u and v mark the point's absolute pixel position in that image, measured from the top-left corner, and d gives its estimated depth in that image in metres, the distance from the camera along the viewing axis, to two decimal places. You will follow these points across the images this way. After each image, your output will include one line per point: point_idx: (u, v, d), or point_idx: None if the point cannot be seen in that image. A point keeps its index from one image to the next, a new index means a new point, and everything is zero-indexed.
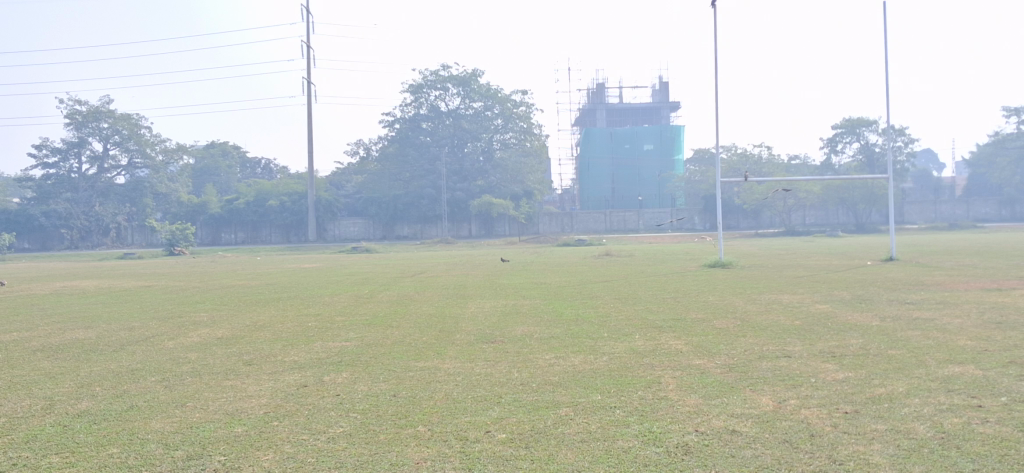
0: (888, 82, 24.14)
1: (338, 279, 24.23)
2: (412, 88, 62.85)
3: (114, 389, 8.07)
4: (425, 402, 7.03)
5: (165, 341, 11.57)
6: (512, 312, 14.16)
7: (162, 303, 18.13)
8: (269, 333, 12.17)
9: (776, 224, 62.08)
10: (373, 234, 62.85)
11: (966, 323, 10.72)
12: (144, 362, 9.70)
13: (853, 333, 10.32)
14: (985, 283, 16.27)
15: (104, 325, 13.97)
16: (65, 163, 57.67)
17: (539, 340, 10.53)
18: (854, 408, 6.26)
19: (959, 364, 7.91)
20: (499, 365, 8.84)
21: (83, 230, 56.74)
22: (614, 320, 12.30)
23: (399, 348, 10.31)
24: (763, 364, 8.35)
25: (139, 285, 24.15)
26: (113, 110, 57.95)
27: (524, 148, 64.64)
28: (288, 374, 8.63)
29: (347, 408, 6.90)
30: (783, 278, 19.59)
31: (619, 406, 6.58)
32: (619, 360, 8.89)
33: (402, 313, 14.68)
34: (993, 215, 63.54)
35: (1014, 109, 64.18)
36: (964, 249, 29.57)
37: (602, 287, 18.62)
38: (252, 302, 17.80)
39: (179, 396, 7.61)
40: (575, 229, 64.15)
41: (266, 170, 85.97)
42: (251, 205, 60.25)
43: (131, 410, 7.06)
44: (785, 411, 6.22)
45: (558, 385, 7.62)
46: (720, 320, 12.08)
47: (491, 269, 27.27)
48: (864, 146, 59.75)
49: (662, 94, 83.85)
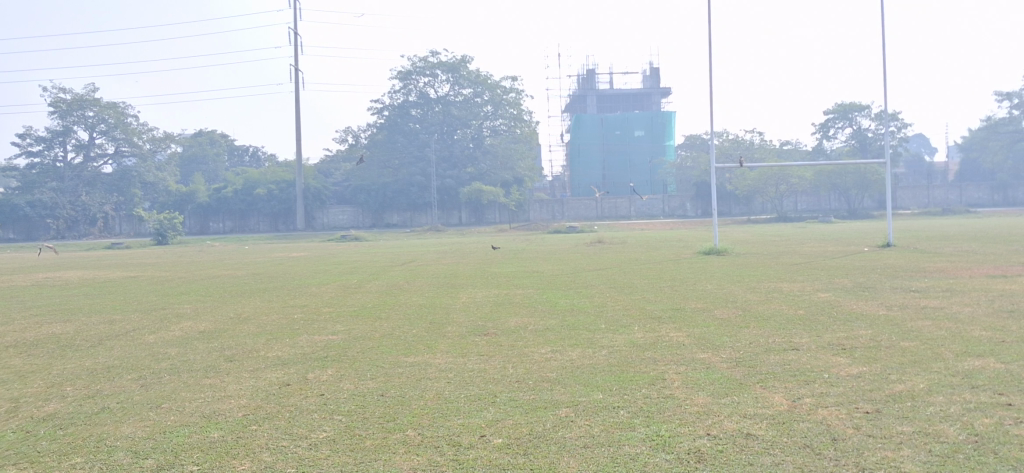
0: (885, 64, 23.75)
1: (326, 269, 23.72)
2: (400, 75, 62.29)
3: (85, 389, 7.59)
4: (415, 403, 6.59)
5: (145, 334, 11.14)
6: (505, 302, 13.72)
7: (146, 295, 17.61)
8: (252, 326, 11.71)
9: (768, 210, 61.65)
10: (362, 223, 62.14)
11: (977, 312, 10.35)
12: (122, 359, 9.23)
13: (861, 323, 9.92)
14: (988, 270, 15.90)
15: (83, 318, 13.51)
16: (49, 152, 57.04)
17: (533, 332, 10.13)
18: (874, 407, 5.85)
19: (980, 357, 7.51)
20: (492, 361, 8.40)
21: (69, 220, 55.84)
22: (611, 310, 11.92)
23: (389, 341, 9.88)
24: (771, 358, 7.94)
25: (124, 276, 23.63)
26: (99, 98, 57.19)
27: (513, 135, 64.13)
28: (269, 371, 8.19)
29: (332, 409, 6.46)
30: (781, 266, 19.18)
31: (622, 406, 6.16)
32: (619, 354, 8.47)
33: (391, 304, 14.20)
34: (985, 200, 62.96)
35: (1006, 93, 63.95)
36: (959, 235, 29.28)
37: (597, 276, 18.21)
38: (239, 293, 17.37)
39: (154, 396, 7.15)
40: (566, 216, 63.65)
41: (254, 158, 85.27)
42: (239, 194, 59.74)
43: (101, 413, 6.58)
44: (802, 411, 5.81)
45: (555, 382, 7.18)
46: (720, 310, 11.69)
47: (483, 258, 26.78)
48: (856, 131, 59.49)
49: (653, 79, 83.14)
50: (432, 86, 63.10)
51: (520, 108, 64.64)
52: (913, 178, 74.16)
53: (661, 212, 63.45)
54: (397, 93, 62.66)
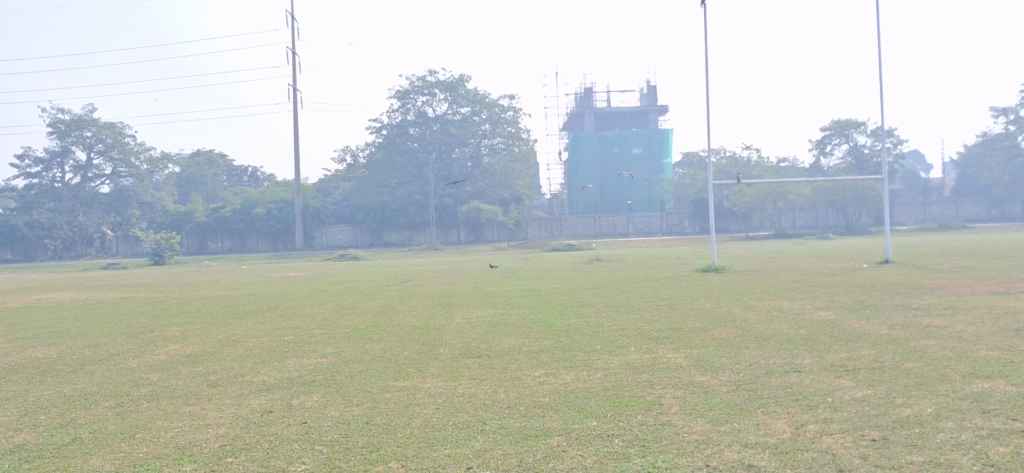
0: (881, 80, 23.63)
1: (322, 289, 23.45)
2: (399, 94, 62.26)
3: (59, 418, 7.29)
4: (401, 432, 6.30)
5: (129, 359, 10.83)
6: (500, 323, 13.38)
7: (136, 317, 17.27)
8: (240, 349, 11.44)
9: (766, 227, 61.50)
10: (361, 241, 61.80)
11: (982, 331, 10.04)
12: (100, 385, 8.94)
13: (864, 343, 9.60)
14: (990, 286, 15.63)
15: (68, 341, 13.23)
16: (47, 172, 56.70)
17: (528, 354, 9.83)
18: (881, 434, 5.57)
19: (989, 379, 7.23)
20: (484, 385, 8.11)
21: (67, 240, 55.86)
22: (608, 331, 11.61)
23: (378, 364, 9.60)
24: (772, 380, 7.66)
25: (117, 296, 23.25)
26: (97, 118, 56.84)
27: (511, 153, 63.86)
28: (252, 398, 7.90)
29: (313, 439, 6.17)
30: (780, 283, 18.93)
31: (616, 435, 5.88)
32: (614, 377, 8.19)
33: (385, 325, 13.88)
34: (983, 215, 62.92)
35: (1002, 109, 63.84)
36: (959, 250, 29.00)
37: (594, 295, 17.95)
38: (230, 314, 17.07)
39: (128, 426, 6.84)
40: (564, 234, 63.27)
41: (252, 178, 85.15)
42: (237, 214, 59.55)
43: (71, 444, 6.29)
44: (806, 439, 5.53)
45: (548, 408, 6.90)
46: (719, 330, 11.38)
47: (480, 276, 26.46)
48: (852, 148, 59.40)
49: (650, 97, 83.11)
50: (430, 105, 63.06)
51: (517, 126, 64.52)
52: (910, 193, 73.92)
53: (660, 229, 63.37)
54: (396, 112, 62.72)
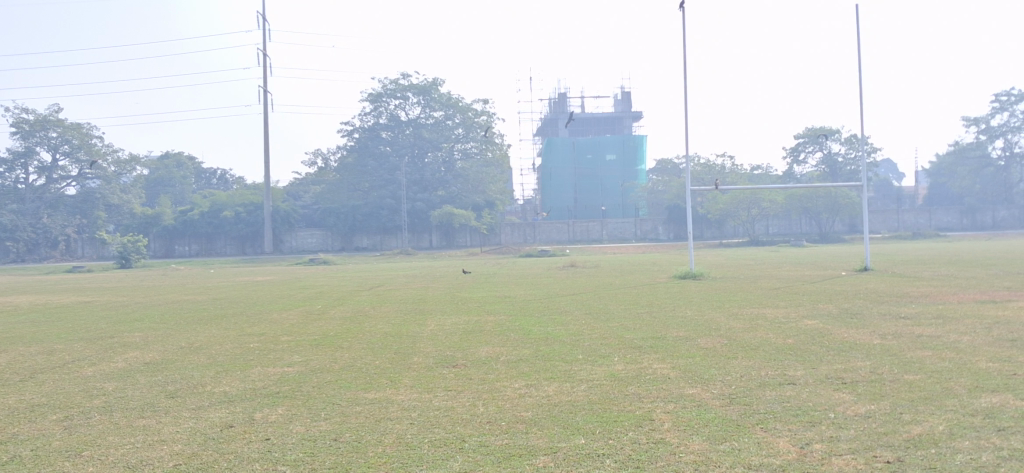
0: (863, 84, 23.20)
1: (290, 294, 22.69)
2: (371, 97, 61.72)
3: (1, 433, 6.73)
4: (373, 450, 5.80)
5: (83, 367, 10.23)
6: (475, 330, 12.94)
7: (98, 322, 16.58)
8: (203, 356, 10.89)
9: (739, 234, 61.31)
10: (331, 246, 60.99)
11: (977, 341, 9.70)
12: (49, 396, 8.36)
13: (857, 354, 9.21)
14: (976, 295, 15.31)
15: (22, 348, 12.56)
16: (10, 173, 55.39)
17: (507, 364, 9.36)
18: (894, 454, 5.15)
19: (997, 393, 6.84)
20: (461, 397, 7.62)
21: (30, 242, 54.48)
22: (588, 339, 11.15)
23: (349, 374, 9.08)
24: (767, 394, 7.22)
25: (79, 300, 22.47)
26: (63, 119, 55.59)
27: (484, 159, 63.34)
28: (212, 411, 7.34)
29: (276, 458, 5.65)
30: (759, 291, 18.57)
31: (608, 454, 5.41)
32: (600, 389, 7.72)
33: (355, 332, 13.34)
34: (955, 224, 62.55)
35: (973, 118, 64.29)
36: (936, 258, 28.76)
37: (570, 301, 17.49)
38: (195, 319, 16.44)
39: (75, 442, 6.28)
40: (538, 239, 62.83)
41: (221, 181, 84.10)
42: (206, 216, 58.78)
43: (9, 463, 5.73)
44: (812, 461, 5.10)
45: (532, 424, 6.41)
46: (705, 338, 10.96)
47: (452, 282, 25.88)
48: (827, 156, 59.43)
49: (625, 103, 82.69)
50: (402, 109, 62.49)
51: (491, 131, 64.04)
52: (883, 202, 74.30)
53: (633, 235, 63.14)
54: (368, 115, 62.17)
